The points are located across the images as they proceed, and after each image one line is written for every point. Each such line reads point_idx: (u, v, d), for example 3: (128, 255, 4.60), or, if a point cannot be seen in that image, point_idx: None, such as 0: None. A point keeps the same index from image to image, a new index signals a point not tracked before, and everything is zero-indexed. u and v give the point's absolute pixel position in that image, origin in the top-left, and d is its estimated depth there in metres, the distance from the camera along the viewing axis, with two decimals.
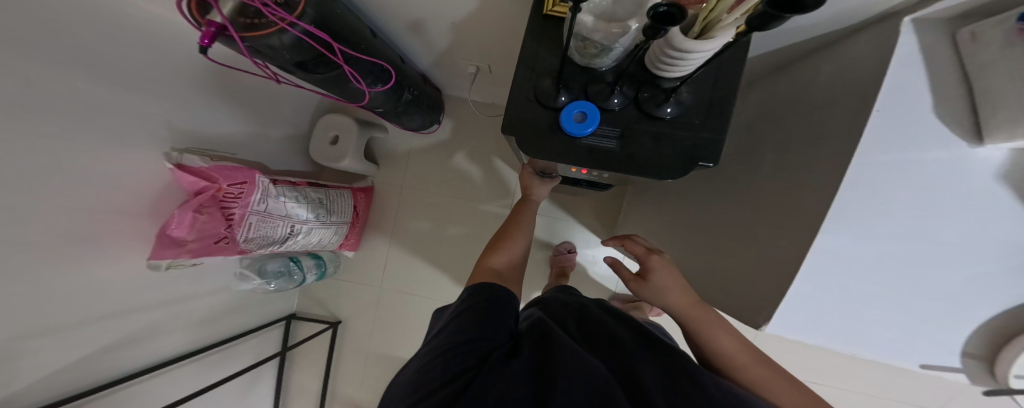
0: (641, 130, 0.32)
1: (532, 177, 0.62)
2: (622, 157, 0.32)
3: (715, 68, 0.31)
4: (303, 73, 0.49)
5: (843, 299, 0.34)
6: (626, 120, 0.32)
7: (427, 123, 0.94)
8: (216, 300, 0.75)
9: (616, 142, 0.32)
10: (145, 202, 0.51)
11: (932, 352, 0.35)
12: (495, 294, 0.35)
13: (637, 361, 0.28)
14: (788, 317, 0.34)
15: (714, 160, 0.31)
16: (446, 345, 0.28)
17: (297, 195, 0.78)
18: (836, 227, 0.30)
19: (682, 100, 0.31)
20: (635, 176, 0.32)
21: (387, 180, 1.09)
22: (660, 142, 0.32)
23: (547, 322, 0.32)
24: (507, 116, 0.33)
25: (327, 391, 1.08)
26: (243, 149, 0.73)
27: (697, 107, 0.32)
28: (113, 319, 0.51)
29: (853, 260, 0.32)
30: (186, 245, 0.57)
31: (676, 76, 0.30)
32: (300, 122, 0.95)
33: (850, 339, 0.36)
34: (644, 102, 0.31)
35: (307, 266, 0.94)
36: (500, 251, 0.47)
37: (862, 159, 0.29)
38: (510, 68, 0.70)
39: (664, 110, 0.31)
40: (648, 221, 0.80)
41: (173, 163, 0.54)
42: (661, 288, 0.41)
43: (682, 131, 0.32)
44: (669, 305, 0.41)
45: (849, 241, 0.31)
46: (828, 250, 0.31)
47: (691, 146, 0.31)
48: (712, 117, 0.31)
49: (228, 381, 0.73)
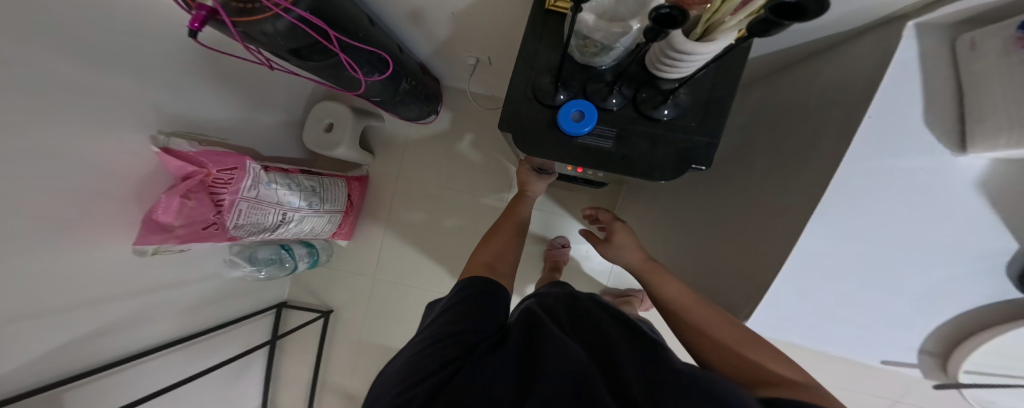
0: (638, 130, 0.32)
1: (530, 174, 0.62)
2: (618, 158, 0.32)
3: (716, 71, 0.31)
4: (297, 60, 0.47)
5: (823, 298, 0.35)
6: (624, 120, 0.32)
7: (425, 113, 0.93)
8: (204, 287, 0.74)
9: (612, 142, 0.32)
10: (132, 186, 0.50)
11: (899, 352, 0.37)
12: (490, 289, 0.36)
13: (623, 353, 0.28)
14: (767, 313, 0.36)
15: (707, 164, 0.32)
16: (439, 336, 0.28)
17: (289, 182, 0.77)
18: (818, 231, 0.31)
19: (680, 102, 0.31)
20: (630, 177, 0.32)
21: (382, 169, 1.08)
22: (655, 144, 0.32)
23: (538, 314, 0.32)
24: (505, 113, 0.33)
25: (317, 378, 1.09)
26: (235, 135, 0.72)
27: (696, 110, 0.32)
28: (96, 306, 0.50)
29: (834, 263, 0.33)
30: (173, 231, 0.56)
31: (675, 77, 0.29)
32: (294, 108, 0.93)
33: (826, 337, 0.38)
34: (642, 103, 0.31)
35: (300, 254, 0.94)
36: (494, 244, 0.48)
37: (847, 167, 0.30)
38: (511, 60, 0.69)
39: (662, 112, 0.31)
40: (641, 218, 0.81)
41: (161, 146, 0.53)
42: (621, 246, 0.49)
43: (678, 133, 0.32)
44: (626, 262, 0.48)
45: (830, 246, 0.32)
46: (809, 254, 0.32)
47: (685, 149, 0.32)
48: (709, 120, 0.32)
49: (215, 369, 0.72)
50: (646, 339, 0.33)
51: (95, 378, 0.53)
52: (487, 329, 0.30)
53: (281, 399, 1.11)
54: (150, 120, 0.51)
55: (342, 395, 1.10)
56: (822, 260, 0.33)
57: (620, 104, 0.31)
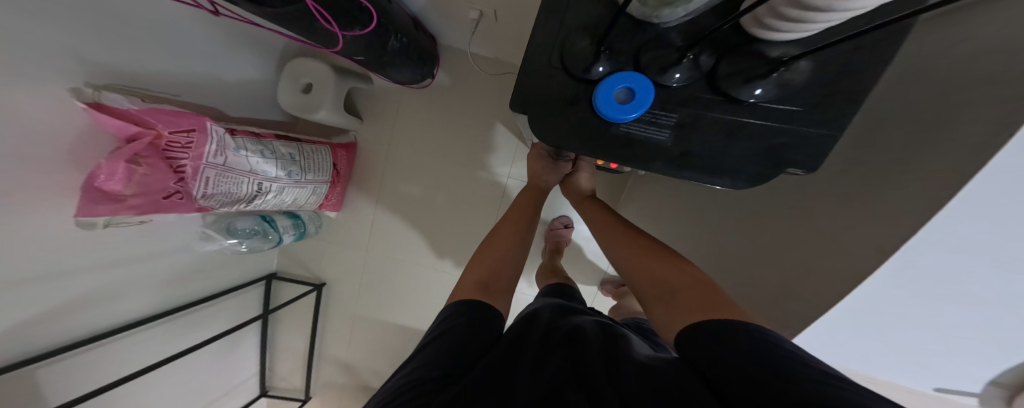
0: (712, 117, 0.25)
1: (543, 159, 0.59)
2: (674, 154, 0.26)
3: (850, 49, 0.23)
4: (251, 4, 0.37)
5: (879, 328, 0.31)
6: (690, 102, 0.25)
7: (417, 78, 0.82)
8: (178, 259, 0.68)
9: (669, 134, 0.26)
10: (68, 152, 0.42)
11: (945, 376, 0.34)
12: (468, 316, 0.34)
13: (598, 374, 0.27)
14: (812, 337, 0.33)
15: (810, 168, 0.25)
16: (412, 382, 0.26)
17: (261, 149, 0.69)
18: (917, 250, 0.24)
19: (792, 78, 0.23)
20: (685, 179, 0.27)
21: (372, 137, 0.98)
22: (732, 138, 0.26)
23: (515, 349, 0.31)
24: (522, 88, 0.27)
25: (314, 349, 1.10)
26: (192, 92, 0.61)
27: (807, 89, 0.24)
28: (45, 287, 0.44)
29: (916, 289, 0.27)
30: (126, 202, 0.48)
31: (791, 41, 0.21)
32: (266, 60, 0.80)
33: (866, 359, 0.36)
34: (730, 78, 0.23)
35: (283, 226, 0.86)
36: (490, 257, 0.44)
37: (981, 183, 0.20)
38: (520, 17, 0.58)
39: (754, 91, 0.23)
40: (649, 205, 0.73)
41: (93, 102, 0.43)
42: (579, 178, 0.60)
43: (774, 123, 0.25)
44: (580, 192, 0.59)
45: (923, 271, 0.25)
46: (895, 273, 0.25)
47: (783, 145, 0.25)
48: (821, 108, 0.24)
49: (190, 353, 0.67)
50: (628, 343, 0.33)
51: (59, 359, 0.49)
52: (466, 359, 0.29)
53: (280, 365, 1.13)
54: (76, 70, 0.41)
55: (339, 365, 1.12)
56: (906, 281, 0.26)
57: (686, 80, 0.24)
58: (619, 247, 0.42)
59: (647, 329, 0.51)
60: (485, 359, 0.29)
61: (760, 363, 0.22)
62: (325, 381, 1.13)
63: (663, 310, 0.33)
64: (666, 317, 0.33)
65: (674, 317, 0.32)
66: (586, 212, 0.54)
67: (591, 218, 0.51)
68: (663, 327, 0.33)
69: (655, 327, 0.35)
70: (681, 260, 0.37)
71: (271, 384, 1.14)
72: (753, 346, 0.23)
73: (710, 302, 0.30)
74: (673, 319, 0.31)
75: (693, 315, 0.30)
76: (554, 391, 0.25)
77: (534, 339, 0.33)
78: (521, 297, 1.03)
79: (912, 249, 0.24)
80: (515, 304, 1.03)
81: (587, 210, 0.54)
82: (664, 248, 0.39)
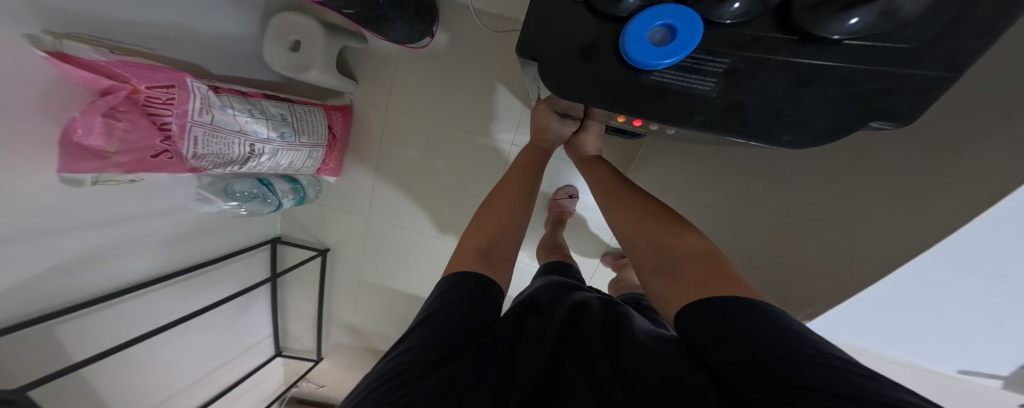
0: (775, 60, 0.21)
1: (549, 116, 0.53)
2: (722, 107, 0.23)
3: None
4: None
5: (907, 312, 0.31)
6: (749, 43, 0.22)
7: (414, 37, 0.75)
8: (178, 219, 0.67)
9: (716, 83, 0.22)
10: (44, 112, 0.39)
11: (975, 363, 0.35)
12: (462, 294, 0.32)
13: (598, 360, 0.26)
14: (834, 317, 0.34)
15: (903, 120, 0.21)
16: (404, 367, 0.25)
17: (249, 108, 0.65)
18: (980, 234, 0.21)
19: (909, 6, 0.17)
20: (729, 138, 0.24)
21: (369, 99, 0.91)
22: (802, 86, 0.22)
23: (511, 333, 0.29)
24: (532, 29, 0.23)
25: (324, 312, 1.15)
26: (168, 45, 0.56)
27: (922, 19, 0.19)
28: (28, 249, 0.41)
29: (966, 273, 0.25)
30: (111, 158, 0.45)
31: None
32: (248, 11, 0.73)
33: (892, 340, 0.36)
34: (816, 9, 0.19)
35: (283, 190, 0.82)
36: (488, 223, 0.42)
37: None
38: None
39: (849, 22, 0.18)
40: (663, 178, 0.70)
41: (55, 52, 0.38)
42: (584, 140, 0.56)
43: (864, 64, 0.20)
44: (584, 153, 0.56)
45: (980, 254, 0.23)
46: (952, 252, 0.23)
47: (871, 93, 0.21)
48: (931, 51, 0.19)
49: (201, 312, 0.69)
50: (629, 320, 0.33)
51: (55, 322, 0.48)
52: (462, 339, 0.28)
53: (292, 327, 1.18)
54: (33, 17, 0.36)
55: (347, 327, 1.19)
56: (961, 261, 0.24)
57: (744, 16, 0.21)
58: (624, 207, 0.39)
59: (644, 304, 0.51)
60: (483, 340, 0.28)
61: (781, 353, 0.20)
62: (336, 341, 1.21)
63: (660, 281, 0.32)
64: (662, 289, 0.31)
65: (670, 292, 0.30)
66: (591, 174, 0.51)
67: (596, 180, 0.49)
68: (661, 304, 0.31)
69: (651, 298, 0.34)
70: (683, 224, 0.35)
71: (286, 344, 1.20)
72: (771, 333, 0.22)
73: (710, 277, 0.29)
74: (669, 295, 0.30)
75: (693, 290, 0.28)
76: (552, 378, 0.24)
77: (531, 320, 0.32)
78: (523, 267, 1.03)
79: (970, 234, 0.21)
80: (517, 274, 1.04)
81: (592, 173, 0.51)
82: (667, 211, 0.37)
